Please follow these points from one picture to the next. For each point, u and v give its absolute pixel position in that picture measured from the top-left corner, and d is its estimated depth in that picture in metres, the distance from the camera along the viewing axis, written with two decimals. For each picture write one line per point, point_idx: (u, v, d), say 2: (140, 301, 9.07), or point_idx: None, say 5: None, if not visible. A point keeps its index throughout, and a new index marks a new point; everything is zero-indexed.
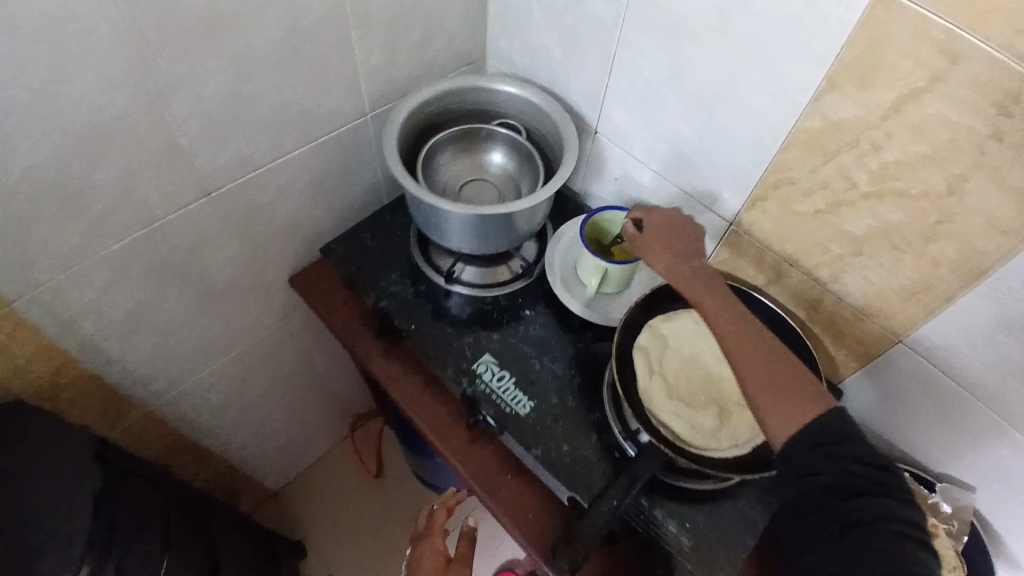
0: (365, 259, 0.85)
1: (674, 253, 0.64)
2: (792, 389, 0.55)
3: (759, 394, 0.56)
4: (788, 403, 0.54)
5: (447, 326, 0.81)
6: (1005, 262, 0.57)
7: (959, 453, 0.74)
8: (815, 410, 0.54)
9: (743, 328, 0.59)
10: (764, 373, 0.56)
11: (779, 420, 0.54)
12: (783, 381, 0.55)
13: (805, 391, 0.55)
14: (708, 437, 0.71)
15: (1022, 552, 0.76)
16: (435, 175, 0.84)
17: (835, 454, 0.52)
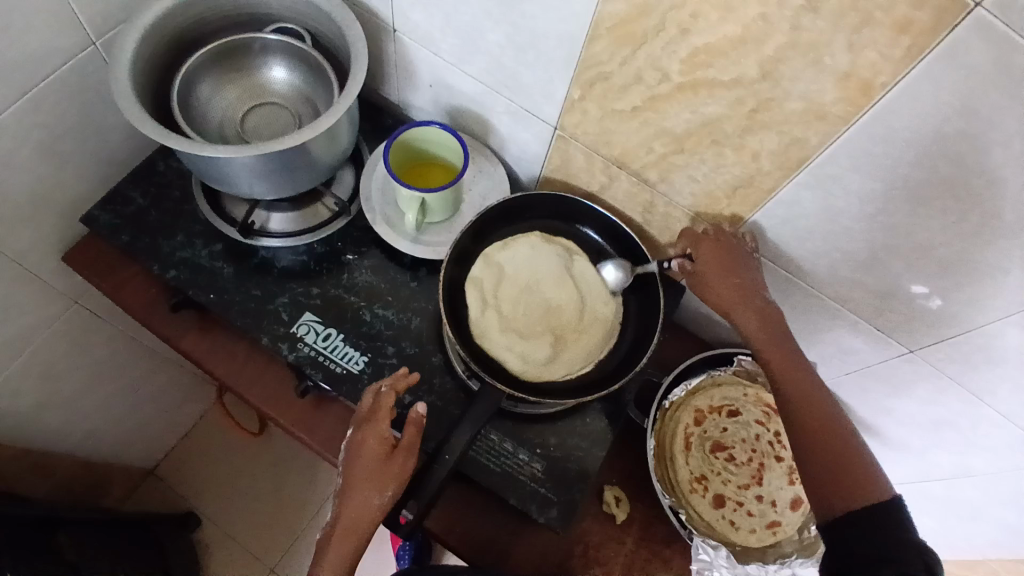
0: (142, 226, 0.72)
1: (725, 290, 0.64)
2: (839, 458, 0.54)
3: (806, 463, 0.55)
4: (835, 484, 0.53)
5: (254, 288, 0.71)
6: (825, 146, 0.54)
7: (797, 332, 0.76)
8: (865, 482, 0.52)
9: (802, 381, 0.59)
10: (812, 442, 0.56)
11: (821, 493, 0.54)
12: (828, 450, 0.55)
13: (856, 460, 0.54)
14: (547, 364, 0.68)
15: (856, 408, 0.81)
16: (202, 108, 0.69)
17: (878, 519, 0.50)
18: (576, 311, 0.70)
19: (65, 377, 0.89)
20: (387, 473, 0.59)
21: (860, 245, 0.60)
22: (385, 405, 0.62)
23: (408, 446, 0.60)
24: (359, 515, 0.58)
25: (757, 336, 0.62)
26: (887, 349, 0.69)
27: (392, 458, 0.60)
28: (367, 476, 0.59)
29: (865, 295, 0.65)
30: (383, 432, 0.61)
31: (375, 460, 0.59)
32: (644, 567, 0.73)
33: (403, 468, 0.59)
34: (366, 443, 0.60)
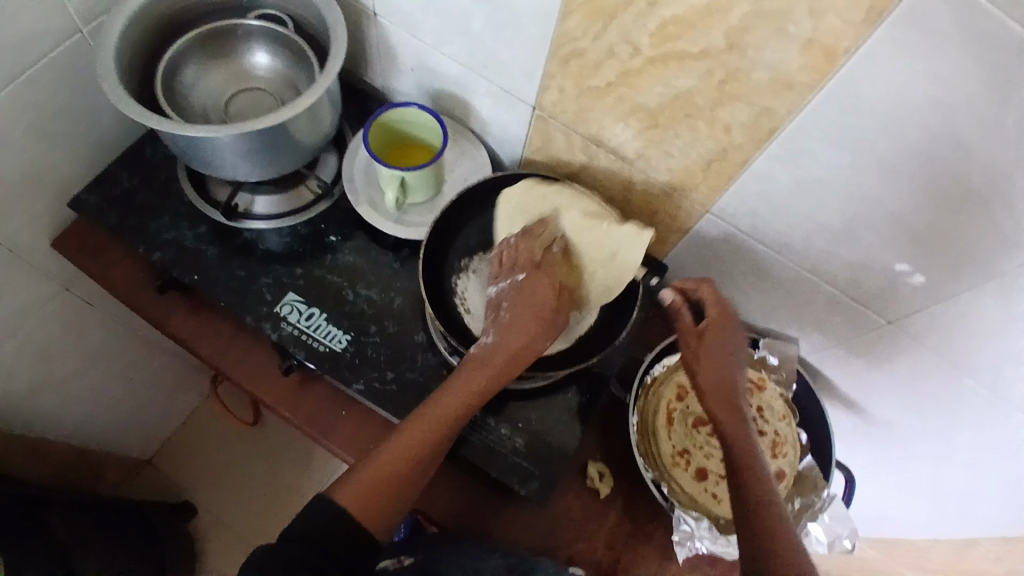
0: (128, 209, 0.73)
1: (712, 352, 0.65)
2: (774, 530, 0.54)
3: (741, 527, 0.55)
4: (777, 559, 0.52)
5: (238, 269, 0.72)
6: (793, 116, 0.54)
7: (775, 306, 0.76)
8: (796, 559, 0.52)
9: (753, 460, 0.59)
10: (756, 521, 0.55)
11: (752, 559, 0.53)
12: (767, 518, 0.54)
13: (787, 534, 0.54)
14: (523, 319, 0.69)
15: (835, 385, 0.82)
16: (185, 93, 0.70)
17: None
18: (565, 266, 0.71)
19: (59, 365, 0.91)
20: (552, 322, 0.66)
21: (831, 216, 0.61)
22: (557, 262, 0.69)
23: (565, 305, 0.68)
24: (510, 352, 0.64)
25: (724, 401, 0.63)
26: (864, 321, 0.70)
27: (556, 311, 0.67)
28: (534, 317, 0.65)
29: (840, 269, 0.66)
30: (552, 281, 0.67)
31: (546, 305, 0.66)
32: (628, 541, 0.74)
33: (560, 323, 0.67)
34: (541, 285, 0.67)
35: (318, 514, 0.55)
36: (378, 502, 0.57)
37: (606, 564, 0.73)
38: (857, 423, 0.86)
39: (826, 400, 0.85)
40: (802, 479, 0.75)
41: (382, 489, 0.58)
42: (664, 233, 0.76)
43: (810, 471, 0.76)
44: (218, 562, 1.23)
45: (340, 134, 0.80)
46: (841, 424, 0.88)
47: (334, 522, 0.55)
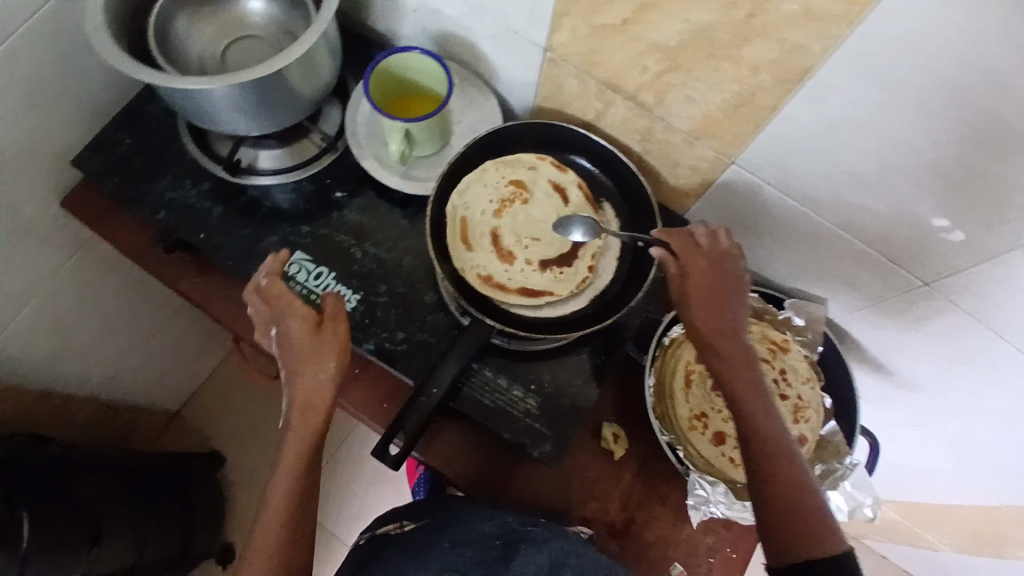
0: (131, 169, 0.72)
1: (706, 286, 0.59)
2: (793, 507, 0.51)
3: (761, 507, 0.52)
4: (785, 513, 0.51)
5: (243, 228, 0.70)
6: (827, 55, 0.49)
7: (804, 265, 0.72)
8: (820, 533, 0.49)
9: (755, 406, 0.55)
10: (763, 474, 0.52)
11: (774, 538, 0.51)
12: (785, 496, 0.51)
13: (808, 508, 0.50)
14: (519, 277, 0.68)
15: (866, 347, 0.78)
16: (179, 45, 0.68)
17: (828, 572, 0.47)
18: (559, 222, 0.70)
19: (80, 325, 0.92)
20: (314, 354, 0.56)
21: (866, 167, 0.56)
22: (276, 295, 0.58)
23: (332, 325, 0.57)
24: (311, 395, 0.56)
25: (720, 341, 0.58)
26: (899, 281, 0.65)
27: (319, 339, 0.57)
28: (301, 356, 0.56)
29: (874, 225, 0.61)
30: (302, 314, 0.57)
31: (302, 339, 0.57)
32: (645, 503, 0.72)
33: (335, 343, 0.57)
34: (293, 332, 0.57)
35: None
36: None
37: (620, 526, 0.71)
38: (889, 387, 0.82)
39: (855, 364, 0.81)
40: (823, 445, 0.72)
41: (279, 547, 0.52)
42: (685, 187, 0.72)
43: (832, 436, 0.72)
44: (246, 512, 1.27)
45: (343, 85, 0.77)
46: (870, 387, 0.84)
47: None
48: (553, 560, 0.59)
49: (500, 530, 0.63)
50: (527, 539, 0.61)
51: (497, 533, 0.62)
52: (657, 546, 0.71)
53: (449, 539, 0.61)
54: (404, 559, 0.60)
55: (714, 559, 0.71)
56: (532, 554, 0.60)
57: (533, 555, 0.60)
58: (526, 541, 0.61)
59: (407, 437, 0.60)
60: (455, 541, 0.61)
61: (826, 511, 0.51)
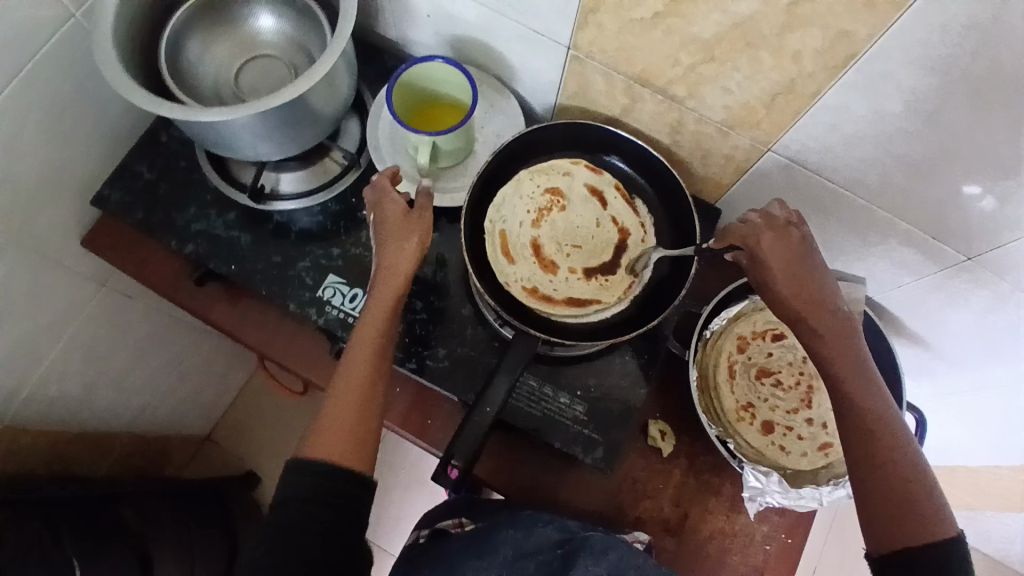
0: (154, 202, 0.70)
1: (785, 268, 0.56)
2: (903, 500, 0.51)
3: (868, 496, 0.52)
4: (894, 508, 0.51)
5: (274, 254, 0.69)
6: (876, 39, 0.48)
7: (842, 246, 0.71)
8: (934, 522, 0.50)
9: (858, 398, 0.54)
10: (870, 470, 0.52)
11: (885, 529, 0.51)
12: (898, 485, 0.51)
13: (921, 497, 0.51)
14: (562, 287, 0.68)
15: (906, 323, 0.77)
16: (192, 70, 0.66)
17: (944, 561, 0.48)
18: (597, 228, 0.70)
19: (109, 360, 0.91)
20: (407, 230, 0.58)
21: (912, 147, 0.55)
22: (387, 185, 0.60)
23: (422, 209, 0.59)
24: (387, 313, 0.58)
25: (814, 327, 0.56)
26: (943, 258, 0.64)
27: (411, 220, 0.59)
28: (394, 231, 0.58)
29: (920, 205, 0.60)
30: (394, 200, 0.59)
31: (399, 219, 0.58)
32: (697, 499, 0.72)
33: (425, 224, 0.59)
34: (386, 216, 0.59)
35: (292, 482, 0.51)
36: (346, 437, 0.53)
37: (675, 522, 0.71)
38: (929, 359, 0.81)
39: (894, 339, 0.81)
40: None
41: (346, 436, 0.53)
42: (717, 176, 0.71)
43: None
44: None
45: (360, 98, 0.75)
46: (909, 360, 0.83)
47: (295, 478, 0.51)
48: (613, 570, 0.55)
49: (560, 535, 0.60)
50: (585, 548, 0.58)
51: (557, 538, 0.60)
52: (714, 540, 0.71)
53: (509, 548, 0.59)
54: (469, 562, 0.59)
55: (771, 546, 0.71)
56: (591, 564, 0.56)
57: (591, 564, 0.56)
58: (584, 549, 0.57)
59: (464, 459, 0.59)
60: (516, 552, 0.59)
61: (940, 502, 0.51)
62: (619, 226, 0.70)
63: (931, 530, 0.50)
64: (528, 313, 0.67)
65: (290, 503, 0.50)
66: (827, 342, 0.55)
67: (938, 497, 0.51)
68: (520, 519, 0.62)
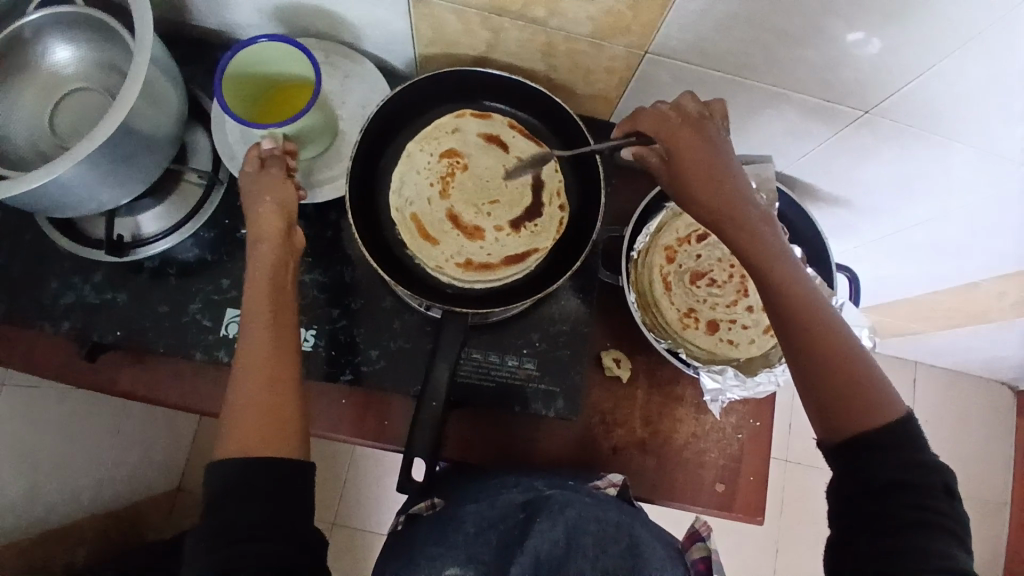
0: (6, 288, 0.62)
1: (698, 162, 0.53)
2: (851, 379, 0.47)
3: (808, 383, 0.49)
4: (843, 391, 0.47)
5: (161, 305, 0.63)
6: None
7: (744, 130, 0.69)
8: (879, 401, 0.47)
9: (792, 281, 0.50)
10: (811, 352, 0.48)
11: (831, 412, 0.48)
12: (838, 367, 0.48)
13: (865, 375, 0.47)
14: (493, 250, 0.64)
15: (822, 186, 0.77)
16: (2, 136, 0.57)
17: (894, 439, 0.46)
18: (507, 175, 0.65)
19: (36, 453, 0.84)
20: (279, 184, 0.56)
21: (788, 15, 0.51)
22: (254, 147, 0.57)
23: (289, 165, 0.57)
24: (271, 271, 0.53)
25: (737, 218, 0.52)
26: (842, 117, 0.63)
27: (280, 173, 0.56)
28: (266, 188, 0.55)
29: (809, 72, 0.57)
30: (258, 158, 0.56)
31: (269, 176, 0.56)
32: (665, 412, 0.73)
33: (295, 179, 0.57)
34: (251, 175, 0.56)
35: (217, 478, 0.46)
36: (258, 428, 0.48)
37: (651, 441, 0.72)
38: (851, 214, 0.82)
39: (814, 205, 0.81)
40: None
41: (264, 405, 0.48)
42: (604, 91, 0.66)
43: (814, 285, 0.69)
44: None
45: (199, 106, 0.66)
46: (833, 219, 0.84)
47: (222, 472, 0.46)
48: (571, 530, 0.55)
49: (525, 496, 0.57)
50: (546, 508, 0.56)
51: (521, 500, 0.57)
52: (691, 447, 0.73)
53: (472, 523, 0.56)
54: (427, 549, 0.55)
55: (743, 434, 0.74)
56: (549, 527, 0.55)
57: (548, 529, 0.55)
58: (544, 510, 0.56)
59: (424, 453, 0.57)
60: (479, 528, 0.56)
61: (886, 382, 0.48)
62: (529, 164, 0.65)
63: (881, 410, 0.47)
64: (459, 287, 0.63)
65: (221, 498, 0.45)
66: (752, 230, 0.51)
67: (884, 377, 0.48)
68: (482, 491, 0.58)
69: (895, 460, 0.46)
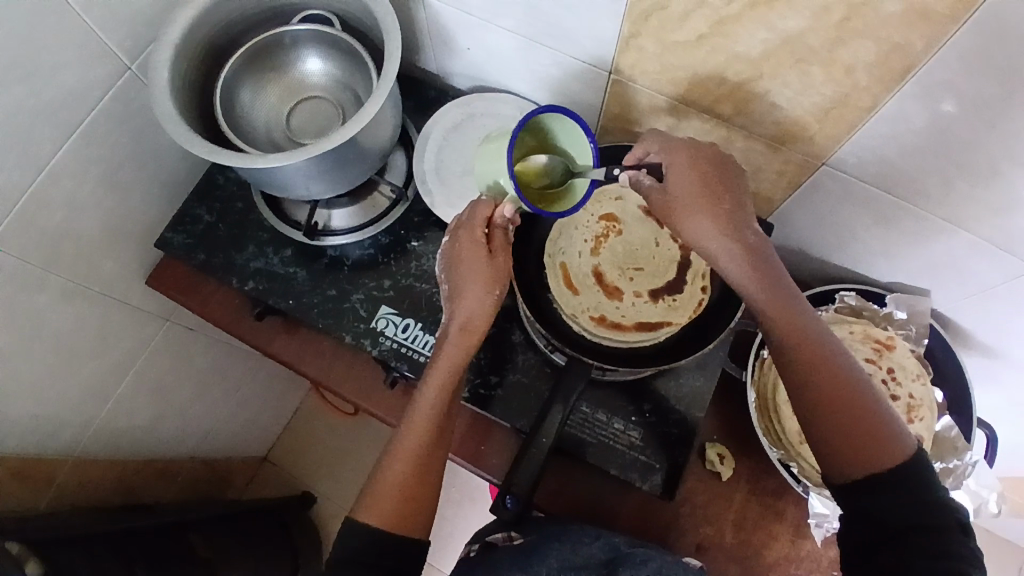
0: (212, 242, 0.74)
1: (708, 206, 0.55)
2: (861, 423, 0.49)
3: (819, 425, 0.50)
4: (854, 433, 0.49)
5: (328, 288, 0.71)
6: (933, 51, 0.46)
7: (904, 258, 0.68)
8: (892, 441, 0.48)
9: (796, 324, 0.51)
10: (821, 401, 0.50)
11: (838, 454, 0.49)
12: (842, 409, 0.49)
13: (870, 412, 0.49)
14: (628, 312, 0.67)
15: (978, 336, 0.73)
16: (246, 117, 0.69)
17: (905, 477, 0.47)
18: (656, 248, 0.69)
19: (172, 391, 0.96)
20: (493, 272, 0.58)
21: (979, 159, 0.52)
22: (482, 215, 0.59)
23: (502, 248, 0.59)
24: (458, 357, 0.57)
25: (744, 269, 0.53)
26: (1014, 268, 0.61)
27: (493, 258, 0.58)
28: (476, 276, 0.57)
29: (987, 215, 0.57)
30: (475, 236, 0.58)
31: (478, 259, 0.58)
32: (761, 523, 0.70)
33: (504, 264, 0.58)
34: (462, 249, 0.59)
35: (348, 540, 0.53)
36: (399, 504, 0.55)
37: (736, 548, 0.69)
38: (1006, 375, 0.76)
39: (964, 353, 0.76)
40: (938, 442, 0.67)
41: (404, 498, 0.55)
42: (768, 192, 0.69)
43: (948, 432, 0.67)
44: None
45: (405, 131, 0.77)
46: (983, 376, 0.79)
47: (350, 538, 0.53)
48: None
49: (606, 555, 0.58)
50: (627, 561, 0.57)
51: (603, 557, 0.58)
52: (779, 567, 0.69)
53: (556, 560, 0.57)
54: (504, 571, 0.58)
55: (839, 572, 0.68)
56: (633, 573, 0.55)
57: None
58: (627, 562, 0.57)
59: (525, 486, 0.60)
60: (562, 565, 0.56)
61: (893, 419, 0.49)
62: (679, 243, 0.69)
63: (894, 449, 0.48)
64: (587, 339, 0.66)
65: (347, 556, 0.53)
66: (756, 274, 0.53)
67: (891, 413, 0.50)
68: (566, 534, 0.60)
69: (903, 501, 0.47)
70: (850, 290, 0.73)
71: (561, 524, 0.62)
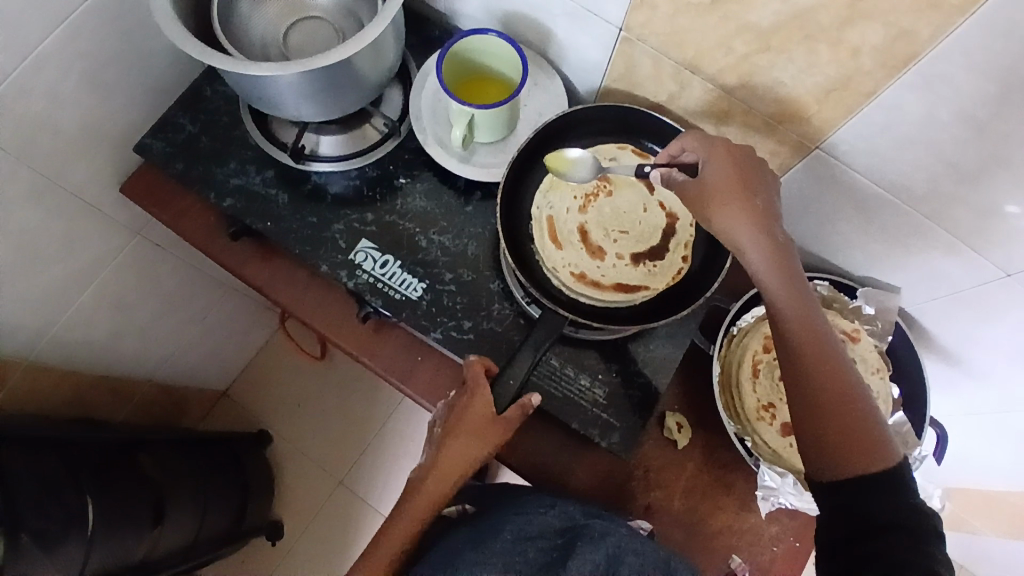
0: (194, 156, 0.72)
1: (736, 198, 0.54)
2: (852, 424, 0.49)
3: (807, 422, 0.51)
4: (842, 434, 0.49)
5: (309, 215, 0.70)
6: (938, 40, 0.47)
7: (879, 252, 0.70)
8: (878, 443, 0.49)
9: (810, 327, 0.51)
10: (818, 399, 0.50)
11: (826, 456, 0.50)
12: (839, 413, 0.50)
13: (868, 418, 0.49)
14: (610, 274, 0.67)
15: (940, 337, 0.75)
16: (243, 27, 0.67)
17: (890, 487, 0.47)
18: (644, 213, 0.69)
19: (135, 309, 0.93)
20: (487, 434, 0.61)
21: (964, 156, 0.53)
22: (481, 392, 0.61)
23: (507, 420, 0.61)
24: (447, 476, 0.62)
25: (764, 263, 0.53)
26: (982, 271, 0.63)
27: (495, 423, 0.61)
28: (470, 432, 0.61)
29: (965, 215, 0.58)
30: (482, 400, 0.61)
31: (479, 417, 0.61)
32: (709, 493, 0.72)
33: (505, 430, 0.61)
34: (468, 405, 0.62)
35: None
36: None
37: (683, 515, 0.71)
38: (958, 377, 0.79)
39: (924, 353, 0.79)
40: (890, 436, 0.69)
41: None
42: None
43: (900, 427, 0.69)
44: (290, 490, 1.30)
45: (404, 67, 0.75)
46: (938, 377, 0.81)
47: None
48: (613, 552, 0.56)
49: (563, 523, 0.61)
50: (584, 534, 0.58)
51: (560, 526, 0.60)
52: (722, 536, 0.71)
53: (511, 533, 0.60)
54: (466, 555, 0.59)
55: (778, 547, 0.71)
56: (589, 550, 0.56)
57: (589, 552, 0.55)
58: (583, 535, 0.58)
59: (484, 437, 0.61)
60: (516, 536, 0.60)
61: (884, 427, 0.50)
62: (666, 210, 0.69)
63: (879, 453, 0.49)
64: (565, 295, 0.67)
65: None
66: (776, 274, 0.52)
67: (882, 420, 0.50)
68: (523, 508, 0.63)
69: (885, 501, 0.47)
70: (823, 280, 0.74)
71: (523, 498, 0.66)
